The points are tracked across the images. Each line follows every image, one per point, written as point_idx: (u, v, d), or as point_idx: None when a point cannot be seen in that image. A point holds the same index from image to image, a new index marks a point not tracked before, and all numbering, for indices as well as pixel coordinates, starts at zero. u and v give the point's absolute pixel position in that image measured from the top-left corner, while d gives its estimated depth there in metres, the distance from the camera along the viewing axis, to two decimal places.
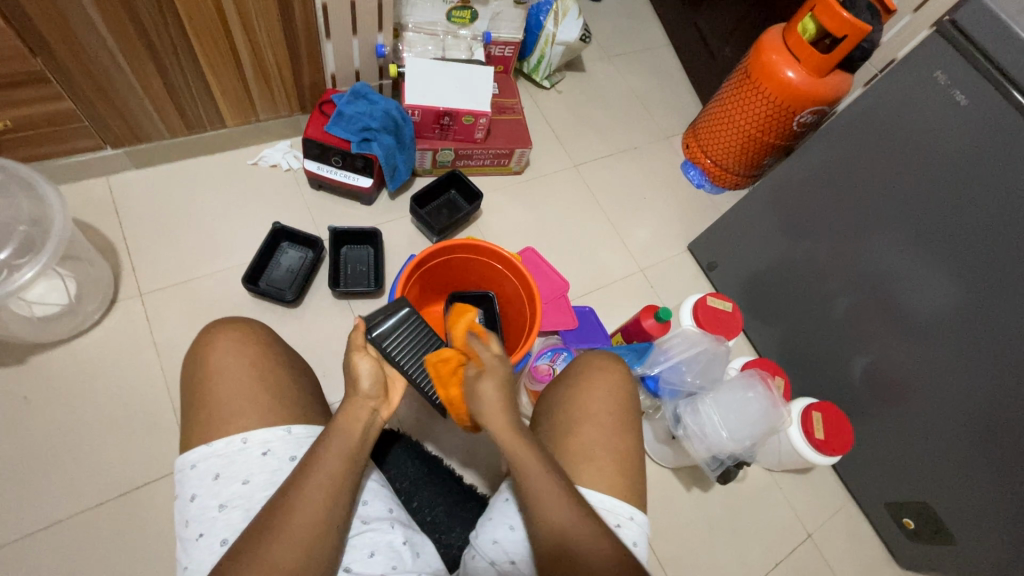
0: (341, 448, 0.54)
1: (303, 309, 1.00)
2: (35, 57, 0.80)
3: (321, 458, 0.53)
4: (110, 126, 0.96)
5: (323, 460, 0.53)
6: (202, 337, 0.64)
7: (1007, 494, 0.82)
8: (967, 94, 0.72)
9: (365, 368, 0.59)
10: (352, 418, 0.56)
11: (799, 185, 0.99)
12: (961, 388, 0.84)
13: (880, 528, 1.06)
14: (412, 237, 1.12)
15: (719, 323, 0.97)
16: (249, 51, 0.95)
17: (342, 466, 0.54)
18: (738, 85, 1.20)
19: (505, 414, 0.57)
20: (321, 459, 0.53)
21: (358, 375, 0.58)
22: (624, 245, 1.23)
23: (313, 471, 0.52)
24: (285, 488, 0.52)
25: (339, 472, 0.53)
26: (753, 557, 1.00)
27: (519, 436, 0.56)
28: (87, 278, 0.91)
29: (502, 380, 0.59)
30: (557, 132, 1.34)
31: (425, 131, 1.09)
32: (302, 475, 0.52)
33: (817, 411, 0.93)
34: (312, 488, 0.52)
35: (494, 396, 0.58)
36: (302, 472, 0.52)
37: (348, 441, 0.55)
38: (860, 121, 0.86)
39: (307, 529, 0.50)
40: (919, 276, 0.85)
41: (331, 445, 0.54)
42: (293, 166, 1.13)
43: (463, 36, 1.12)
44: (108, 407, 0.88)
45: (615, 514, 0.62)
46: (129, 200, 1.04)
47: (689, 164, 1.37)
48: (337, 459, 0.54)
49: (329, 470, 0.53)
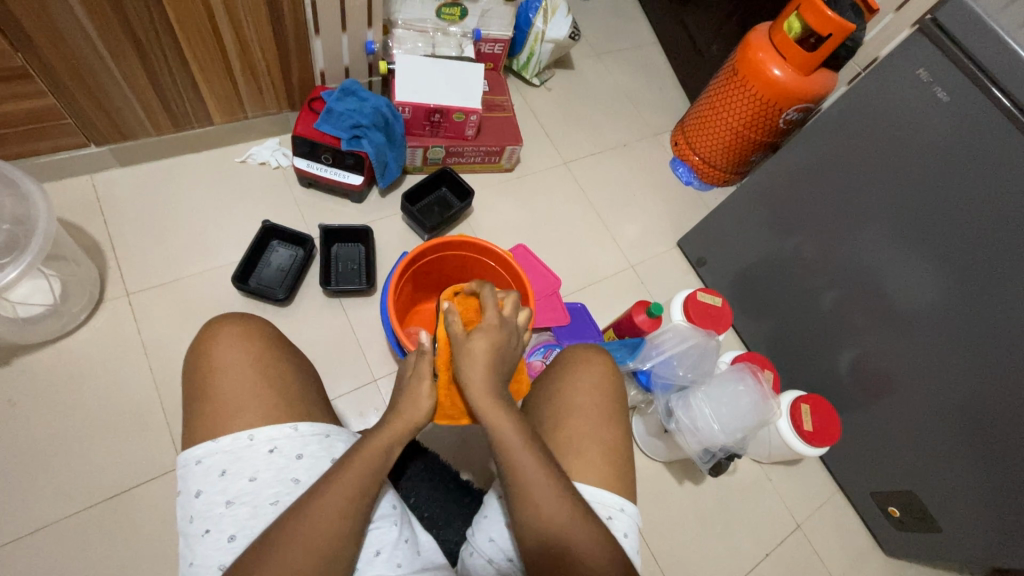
0: (361, 469, 0.54)
1: (295, 307, 0.99)
2: (17, 52, 0.78)
3: (339, 478, 0.53)
4: (94, 123, 0.94)
5: (342, 480, 0.53)
6: (205, 332, 0.63)
7: (989, 481, 0.84)
8: (948, 90, 0.74)
9: (426, 389, 0.58)
10: (392, 442, 0.57)
11: (786, 180, 1.00)
12: (945, 377, 0.86)
13: (868, 518, 1.08)
14: (403, 235, 1.11)
15: (709, 317, 0.99)
16: (237, 48, 0.94)
17: (360, 482, 0.53)
18: (725, 82, 1.21)
19: (487, 376, 0.57)
20: (341, 480, 0.53)
21: (416, 395, 0.58)
22: (615, 241, 1.24)
23: (332, 487, 0.52)
24: (302, 499, 0.52)
25: (356, 487, 0.53)
26: (745, 548, 1.01)
27: (495, 402, 0.57)
28: (72, 278, 0.89)
29: (496, 340, 0.58)
30: (547, 130, 1.34)
31: (415, 128, 1.09)
32: (320, 489, 0.52)
33: (806, 402, 0.94)
34: (327, 500, 0.52)
35: (484, 352, 0.57)
36: (320, 488, 0.52)
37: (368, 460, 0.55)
38: (844, 119, 0.87)
39: (321, 546, 0.50)
40: (903, 268, 0.87)
41: (351, 463, 0.54)
42: (282, 164, 1.12)
43: (453, 33, 1.11)
44: (96, 408, 0.87)
45: (604, 505, 0.62)
46: (114, 198, 1.02)
47: (678, 162, 1.38)
48: (357, 479, 0.53)
49: (346, 486, 0.53)
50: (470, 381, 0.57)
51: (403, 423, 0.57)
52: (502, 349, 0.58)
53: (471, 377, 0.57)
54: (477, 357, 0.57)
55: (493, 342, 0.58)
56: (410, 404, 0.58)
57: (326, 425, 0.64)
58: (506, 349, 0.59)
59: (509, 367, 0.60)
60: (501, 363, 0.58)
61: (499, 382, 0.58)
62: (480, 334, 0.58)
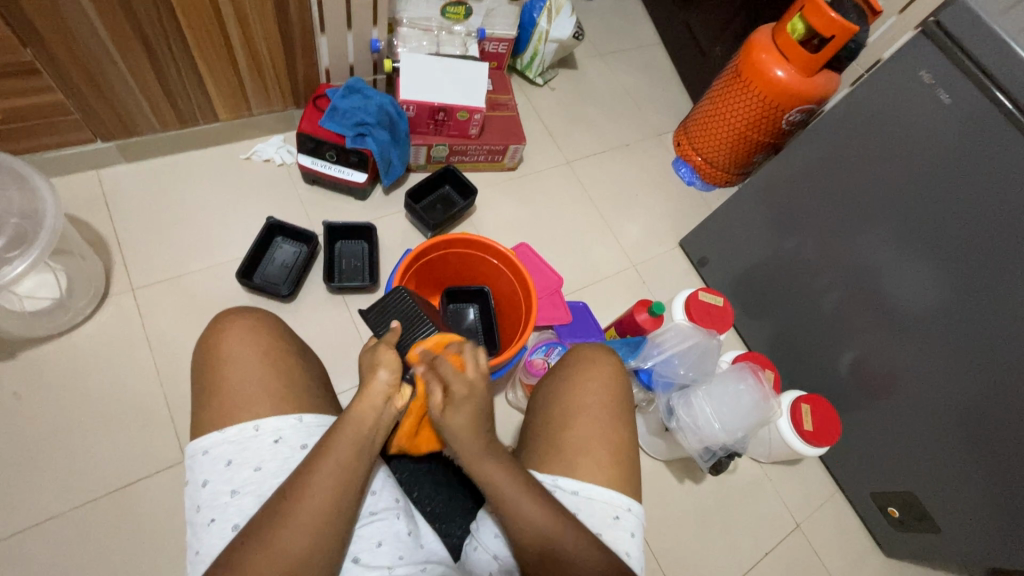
0: (350, 437, 0.55)
1: (299, 303, 1.00)
2: (25, 47, 0.79)
3: (333, 447, 0.54)
4: (100, 118, 0.95)
5: (336, 449, 0.54)
6: (213, 325, 0.64)
7: (988, 481, 0.85)
8: (950, 93, 0.74)
9: (385, 359, 0.57)
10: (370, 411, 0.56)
11: (787, 181, 1.01)
12: (946, 378, 0.86)
13: (867, 519, 1.08)
14: (407, 233, 1.12)
15: (710, 317, 1.00)
16: (242, 44, 0.94)
17: (352, 453, 0.54)
18: (728, 83, 1.21)
19: (472, 440, 0.58)
20: (333, 449, 0.54)
21: (378, 365, 0.57)
22: (617, 240, 1.25)
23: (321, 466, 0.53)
24: (294, 479, 0.52)
25: (349, 459, 0.54)
26: (744, 547, 1.02)
27: (484, 460, 0.57)
28: (79, 273, 0.90)
29: (472, 410, 0.58)
30: (550, 129, 1.35)
31: (420, 126, 1.10)
32: (314, 463, 0.53)
33: (807, 403, 0.95)
34: (322, 472, 0.53)
35: (462, 426, 0.57)
36: (315, 461, 0.53)
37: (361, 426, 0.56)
38: (847, 120, 0.88)
39: (312, 528, 0.50)
40: (903, 270, 0.87)
41: (340, 438, 0.54)
42: (287, 161, 1.13)
43: (458, 32, 1.12)
44: (101, 402, 0.87)
45: (613, 505, 0.63)
46: (120, 194, 1.03)
47: (680, 162, 1.39)
48: (348, 448, 0.54)
49: (339, 457, 0.54)
50: (461, 450, 0.58)
51: (377, 392, 0.56)
52: (479, 415, 0.58)
53: (458, 444, 0.58)
54: (457, 429, 0.58)
55: (467, 413, 0.57)
56: (371, 367, 0.57)
57: (332, 418, 0.64)
58: (484, 408, 0.59)
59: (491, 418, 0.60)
60: (482, 424, 0.58)
61: (487, 436, 0.59)
62: (454, 409, 0.57)
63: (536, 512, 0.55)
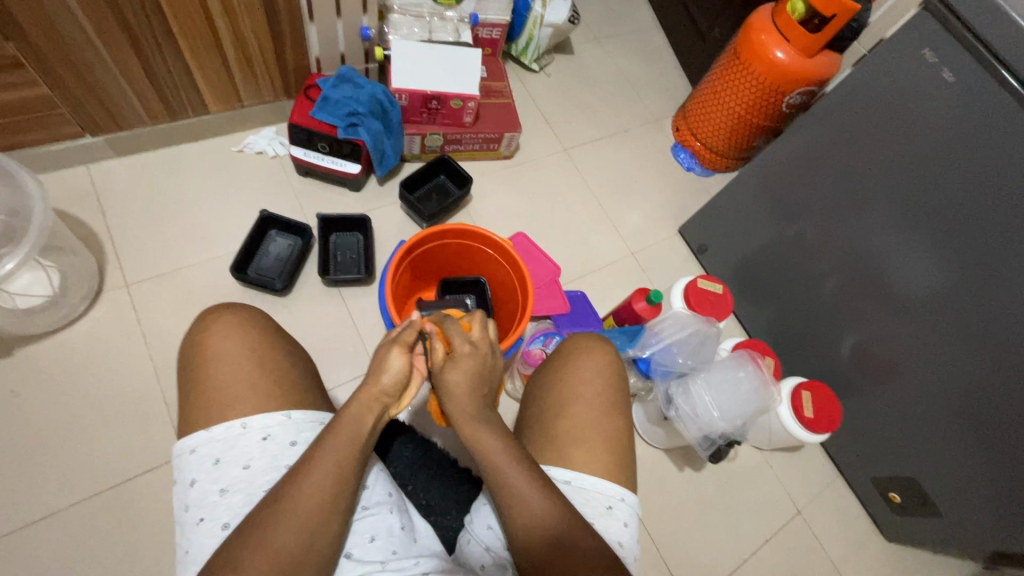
0: (347, 436, 0.54)
1: (293, 296, 0.99)
2: (8, 41, 0.78)
3: (325, 445, 0.53)
4: (89, 112, 0.94)
5: (329, 446, 0.53)
6: (200, 322, 0.63)
7: (991, 466, 0.84)
8: (954, 71, 0.72)
9: (397, 363, 0.57)
10: (364, 409, 0.56)
11: (787, 166, 0.99)
12: (949, 363, 0.85)
13: (869, 504, 1.08)
14: (402, 224, 1.11)
15: (709, 305, 0.98)
16: (230, 34, 0.93)
17: (348, 454, 0.54)
18: (726, 66, 1.19)
19: (469, 401, 0.58)
20: (328, 446, 0.53)
21: (386, 367, 0.57)
22: (615, 228, 1.23)
23: (313, 464, 0.52)
24: (286, 480, 0.52)
25: (345, 459, 0.54)
26: (745, 533, 1.02)
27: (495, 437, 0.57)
28: (70, 269, 0.89)
29: (470, 369, 0.58)
30: (547, 116, 1.33)
31: (413, 116, 1.08)
32: (306, 462, 0.52)
33: (806, 389, 0.94)
34: (318, 471, 0.52)
35: (459, 383, 0.58)
36: (307, 459, 0.53)
37: (354, 427, 0.55)
38: (846, 102, 0.86)
39: (302, 528, 0.50)
40: (906, 254, 0.85)
41: (333, 435, 0.54)
42: (279, 153, 1.12)
43: (450, 17, 1.09)
44: (98, 399, 0.87)
45: (606, 495, 0.62)
46: (111, 189, 1.02)
47: (678, 147, 1.37)
48: (345, 447, 0.54)
49: (334, 457, 0.53)
50: (456, 409, 0.58)
51: (372, 394, 0.57)
52: (480, 374, 0.59)
53: (455, 406, 0.58)
54: (455, 388, 0.58)
55: (466, 371, 0.58)
56: (378, 366, 0.57)
57: (321, 413, 0.64)
58: (485, 370, 0.60)
59: (490, 386, 0.61)
60: (480, 387, 0.59)
61: (483, 401, 0.59)
62: (453, 364, 0.58)
63: (534, 508, 0.54)
